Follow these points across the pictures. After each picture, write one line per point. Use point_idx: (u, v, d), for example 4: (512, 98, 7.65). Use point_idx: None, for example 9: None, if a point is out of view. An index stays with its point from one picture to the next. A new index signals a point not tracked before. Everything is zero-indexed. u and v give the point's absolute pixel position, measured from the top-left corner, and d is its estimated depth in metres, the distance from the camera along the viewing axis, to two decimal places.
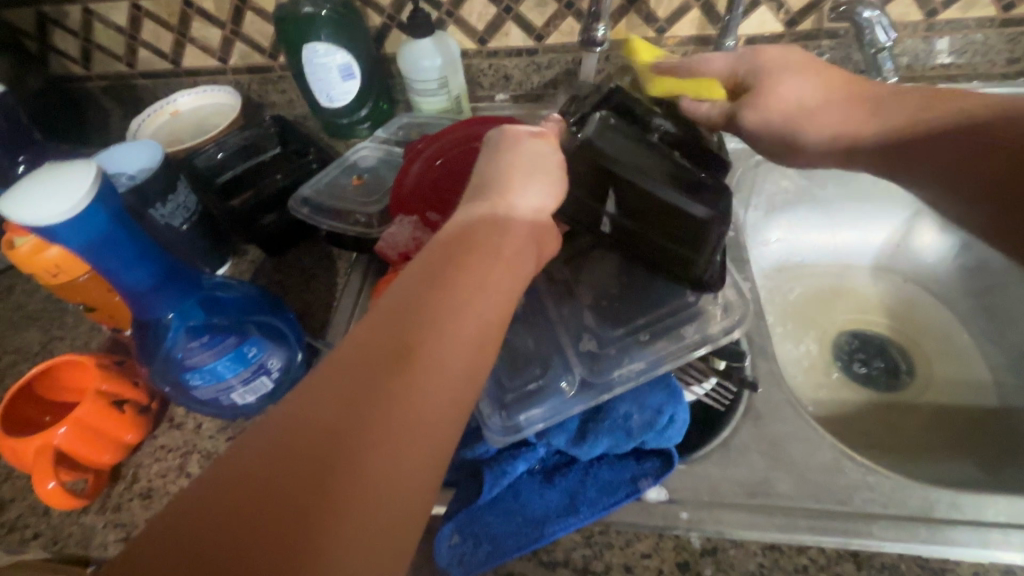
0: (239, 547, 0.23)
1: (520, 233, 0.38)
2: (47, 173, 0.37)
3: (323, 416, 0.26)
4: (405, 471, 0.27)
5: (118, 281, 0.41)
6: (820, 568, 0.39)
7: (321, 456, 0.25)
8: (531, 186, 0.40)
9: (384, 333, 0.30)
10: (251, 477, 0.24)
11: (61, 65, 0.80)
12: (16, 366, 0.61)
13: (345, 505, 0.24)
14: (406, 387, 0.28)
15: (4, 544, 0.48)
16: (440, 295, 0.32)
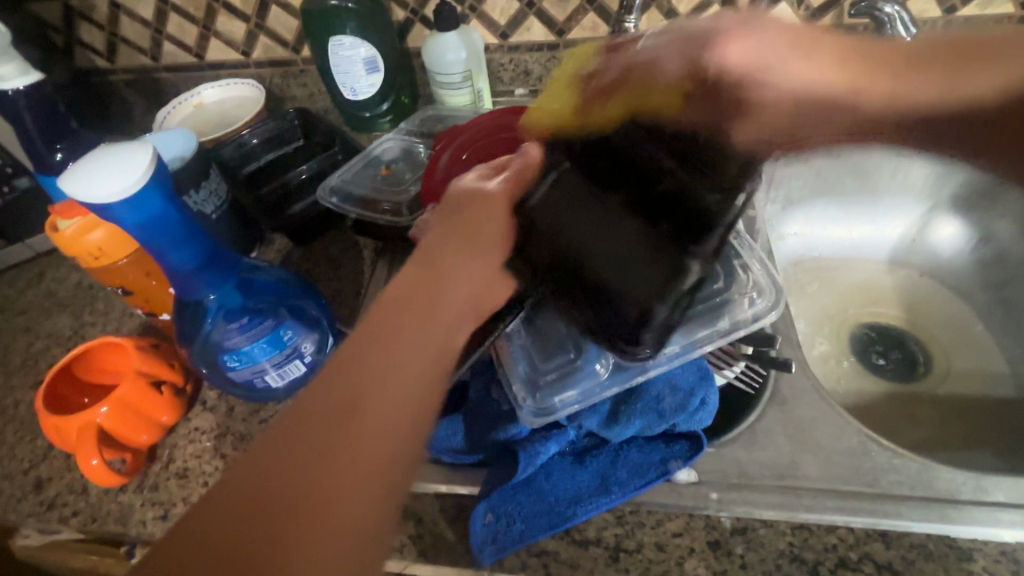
0: None
1: (462, 289, 0.39)
2: (111, 157, 0.38)
3: (276, 471, 0.29)
4: (354, 519, 0.29)
5: (163, 262, 0.43)
6: (849, 547, 0.40)
7: (276, 508, 0.28)
8: (472, 245, 0.41)
9: (332, 388, 0.32)
10: (210, 549, 0.27)
11: (86, 58, 0.81)
12: (49, 351, 0.62)
13: (298, 555, 0.27)
14: (354, 439, 0.31)
15: (45, 520, 0.49)
16: (384, 349, 0.34)
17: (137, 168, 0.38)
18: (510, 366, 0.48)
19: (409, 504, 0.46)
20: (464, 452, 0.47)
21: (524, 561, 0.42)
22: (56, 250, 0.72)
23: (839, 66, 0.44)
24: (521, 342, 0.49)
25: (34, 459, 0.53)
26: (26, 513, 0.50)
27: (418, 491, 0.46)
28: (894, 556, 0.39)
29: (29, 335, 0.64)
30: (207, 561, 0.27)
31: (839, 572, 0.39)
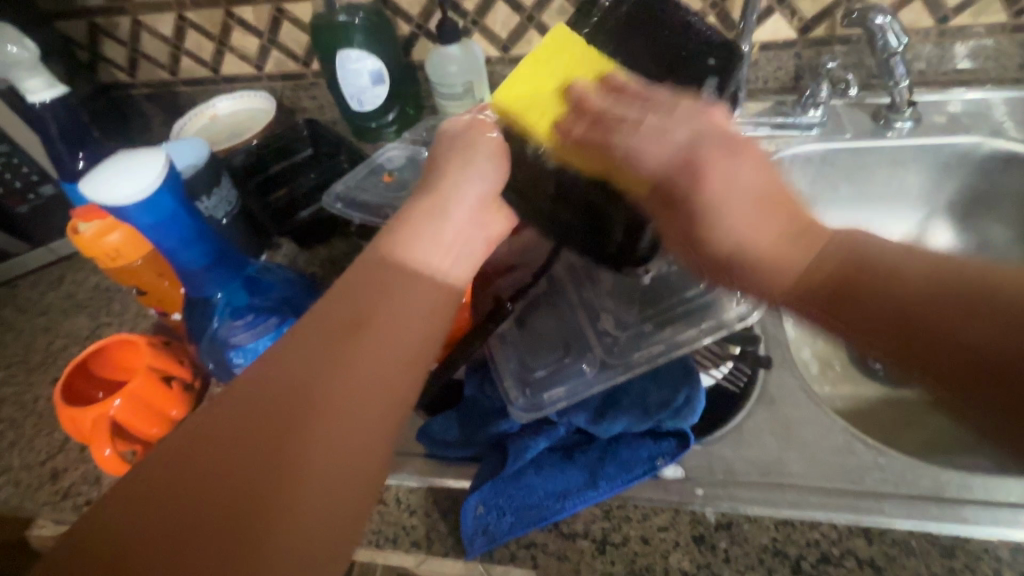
0: (226, 463, 0.31)
1: (457, 219, 0.46)
2: (104, 168, 0.43)
3: (291, 372, 0.35)
4: (359, 415, 0.35)
5: (177, 261, 0.47)
6: (831, 543, 0.40)
7: (292, 399, 0.34)
8: (464, 179, 0.47)
9: (342, 306, 0.38)
10: (233, 428, 0.32)
11: (109, 73, 0.85)
12: (67, 349, 0.65)
13: (308, 436, 0.33)
14: (358, 349, 0.37)
15: (58, 508, 0.52)
16: (386, 275, 0.41)
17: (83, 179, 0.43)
18: (504, 364, 0.50)
19: (405, 496, 0.47)
20: (457, 445, 0.48)
21: (512, 552, 0.43)
22: (76, 254, 0.75)
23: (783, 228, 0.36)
24: (512, 340, 0.52)
25: (52, 451, 0.56)
26: (42, 501, 0.52)
27: (413, 485, 0.48)
28: (875, 551, 0.40)
29: (49, 334, 0.67)
30: (228, 439, 0.32)
31: (821, 566, 0.39)
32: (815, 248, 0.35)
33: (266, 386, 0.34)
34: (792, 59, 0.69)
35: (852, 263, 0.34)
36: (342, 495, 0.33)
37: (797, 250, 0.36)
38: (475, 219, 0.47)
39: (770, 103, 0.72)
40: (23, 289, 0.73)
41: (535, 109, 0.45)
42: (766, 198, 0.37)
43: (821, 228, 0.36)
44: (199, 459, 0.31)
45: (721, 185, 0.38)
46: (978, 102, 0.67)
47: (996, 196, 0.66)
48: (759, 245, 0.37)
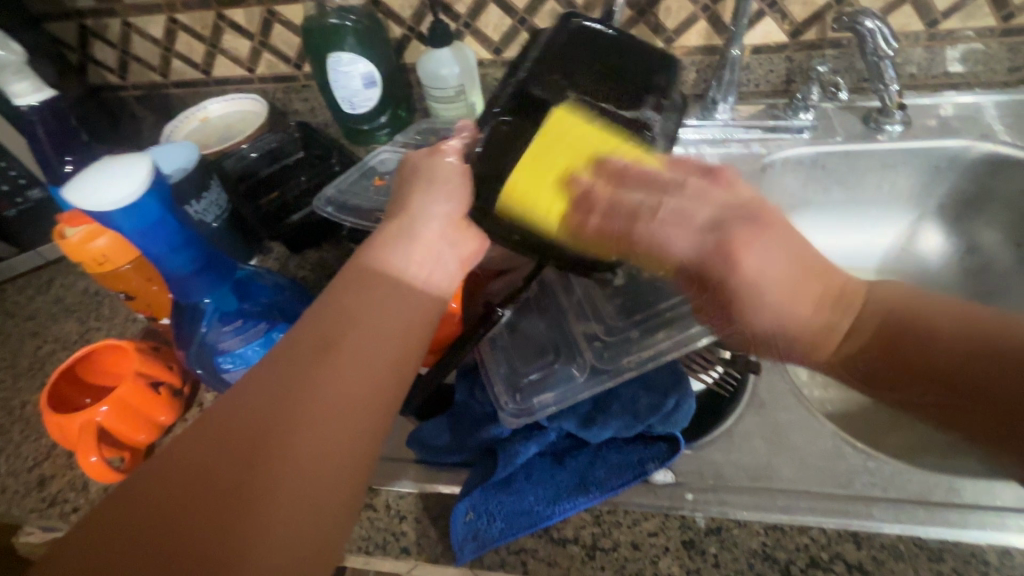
0: (189, 491, 0.30)
1: (427, 239, 0.46)
2: (87, 176, 0.43)
3: (258, 397, 0.34)
4: (330, 438, 0.34)
5: (163, 267, 0.46)
6: (821, 547, 0.40)
7: (259, 424, 0.33)
8: (431, 199, 0.47)
9: (311, 328, 0.38)
10: (196, 456, 0.31)
11: (99, 75, 0.85)
12: (55, 354, 0.65)
13: (276, 461, 0.32)
14: (327, 369, 0.36)
15: (45, 516, 0.51)
16: (357, 295, 0.40)
17: (66, 186, 0.42)
18: (494, 369, 0.50)
19: (395, 501, 0.47)
20: (447, 451, 0.48)
21: (503, 558, 0.43)
22: (65, 258, 0.75)
23: (815, 304, 0.39)
24: (502, 345, 0.52)
25: (38, 457, 0.55)
26: (28, 509, 0.52)
27: (403, 490, 0.47)
28: (864, 556, 0.40)
29: (37, 339, 0.67)
30: (191, 468, 0.31)
31: (810, 571, 0.39)
32: (851, 316, 0.39)
33: (232, 412, 0.33)
34: (784, 62, 0.69)
35: (903, 325, 0.37)
36: (313, 524, 0.31)
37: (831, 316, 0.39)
38: (448, 236, 0.47)
39: (761, 106, 0.72)
40: (11, 293, 0.72)
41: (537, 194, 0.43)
42: (795, 265, 0.39)
43: (852, 286, 0.40)
44: (174, 477, 0.31)
45: (754, 272, 0.38)
46: (968, 104, 0.67)
47: (987, 198, 0.66)
48: (797, 318, 0.39)
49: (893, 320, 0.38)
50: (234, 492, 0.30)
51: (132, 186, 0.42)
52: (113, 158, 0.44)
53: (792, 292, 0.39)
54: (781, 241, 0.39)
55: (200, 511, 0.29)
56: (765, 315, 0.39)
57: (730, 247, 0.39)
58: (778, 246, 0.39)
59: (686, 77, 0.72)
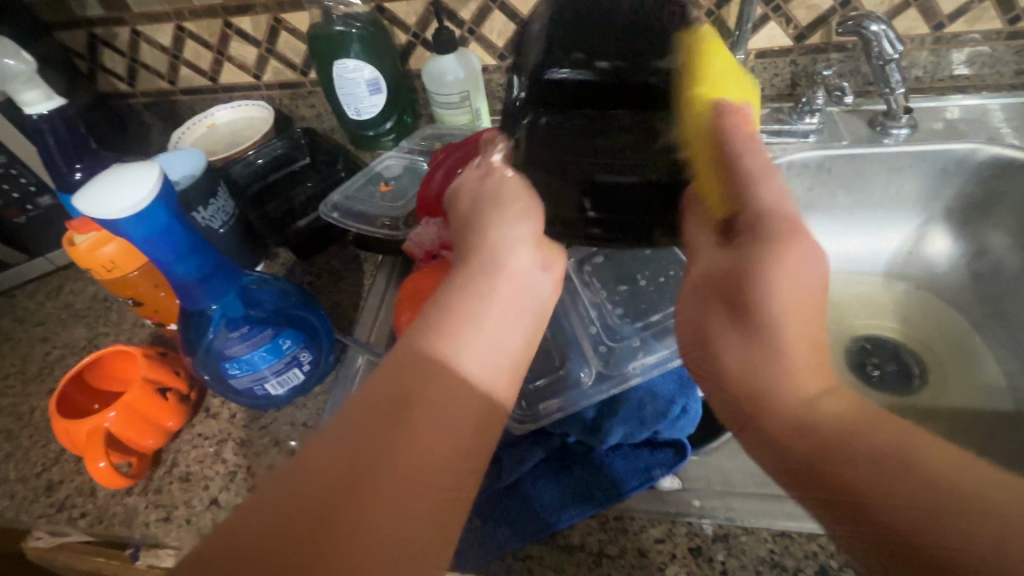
0: (265, 560, 0.28)
1: (513, 267, 0.43)
2: (99, 184, 0.43)
3: (336, 459, 0.32)
4: (410, 510, 0.31)
5: (170, 274, 0.46)
6: (829, 555, 0.40)
7: (339, 490, 0.31)
8: (511, 222, 0.45)
9: (389, 381, 0.35)
10: (270, 524, 0.29)
11: (109, 83, 0.86)
12: (64, 359, 0.65)
13: (356, 534, 0.30)
14: (405, 432, 0.33)
15: (54, 521, 0.51)
16: (437, 344, 0.38)
17: (79, 193, 0.43)
18: None
19: None
20: None
21: (509, 566, 0.42)
22: (74, 264, 0.76)
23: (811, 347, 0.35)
24: None
25: (47, 463, 0.56)
26: (37, 514, 0.52)
27: None
28: None
29: (47, 344, 0.67)
30: (267, 535, 0.29)
31: None
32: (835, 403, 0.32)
33: (308, 474, 0.31)
34: (788, 66, 0.69)
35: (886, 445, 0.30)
36: None
37: (824, 399, 0.33)
38: (532, 264, 0.44)
39: (766, 110, 0.72)
40: (21, 299, 0.73)
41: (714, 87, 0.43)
42: (800, 330, 0.35)
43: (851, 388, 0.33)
44: (250, 537, 0.29)
45: (789, 277, 0.35)
46: (974, 107, 0.67)
47: (996, 200, 0.65)
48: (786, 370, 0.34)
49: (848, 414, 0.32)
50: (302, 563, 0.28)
51: (134, 195, 0.41)
52: (122, 166, 0.45)
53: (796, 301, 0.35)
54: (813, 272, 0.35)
55: None
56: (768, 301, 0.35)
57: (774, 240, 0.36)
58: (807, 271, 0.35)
59: None
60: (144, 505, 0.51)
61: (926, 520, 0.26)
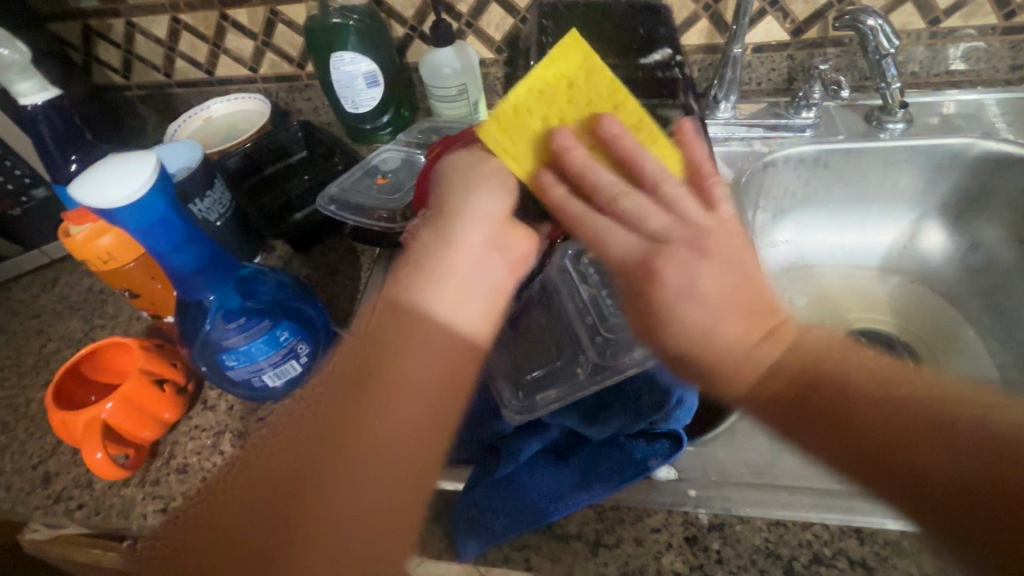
0: (257, 504, 0.36)
1: (474, 245, 0.41)
2: (95, 175, 0.43)
3: (314, 427, 0.38)
4: (370, 475, 0.35)
5: (167, 264, 0.46)
6: (824, 543, 0.40)
7: (312, 453, 0.36)
8: (475, 198, 0.42)
9: (357, 359, 0.39)
10: (264, 478, 0.36)
11: (103, 75, 0.85)
12: (60, 352, 0.65)
13: (323, 491, 0.35)
14: (368, 405, 0.37)
15: (51, 512, 0.51)
16: (396, 324, 0.39)
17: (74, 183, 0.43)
18: (496, 364, 0.51)
19: None
20: (451, 448, 0.48)
21: (506, 554, 0.43)
22: (70, 257, 0.75)
23: (746, 323, 0.35)
24: (506, 340, 0.53)
25: (43, 454, 0.56)
26: (34, 506, 0.52)
27: None
28: (867, 552, 0.40)
29: (42, 337, 0.67)
30: (261, 486, 0.36)
31: (813, 567, 0.39)
32: (773, 353, 0.35)
33: (291, 439, 0.38)
34: (785, 61, 0.69)
35: (815, 378, 0.33)
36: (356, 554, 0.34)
37: (762, 352, 0.35)
38: (500, 241, 0.42)
39: (764, 104, 0.72)
40: (16, 292, 0.73)
41: (520, 134, 0.41)
42: (731, 298, 0.36)
43: (787, 329, 0.36)
44: (251, 486, 0.37)
45: (683, 287, 0.36)
46: (969, 102, 0.67)
47: (990, 195, 0.66)
48: (723, 346, 0.35)
49: (802, 376, 0.34)
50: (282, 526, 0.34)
51: (130, 184, 0.42)
52: (120, 156, 0.44)
53: (720, 294, 0.36)
54: (726, 264, 0.37)
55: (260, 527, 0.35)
56: (695, 314, 0.36)
57: (667, 255, 0.37)
58: (723, 268, 0.37)
59: (687, 75, 0.72)
60: (138, 497, 0.51)
61: (897, 442, 0.30)
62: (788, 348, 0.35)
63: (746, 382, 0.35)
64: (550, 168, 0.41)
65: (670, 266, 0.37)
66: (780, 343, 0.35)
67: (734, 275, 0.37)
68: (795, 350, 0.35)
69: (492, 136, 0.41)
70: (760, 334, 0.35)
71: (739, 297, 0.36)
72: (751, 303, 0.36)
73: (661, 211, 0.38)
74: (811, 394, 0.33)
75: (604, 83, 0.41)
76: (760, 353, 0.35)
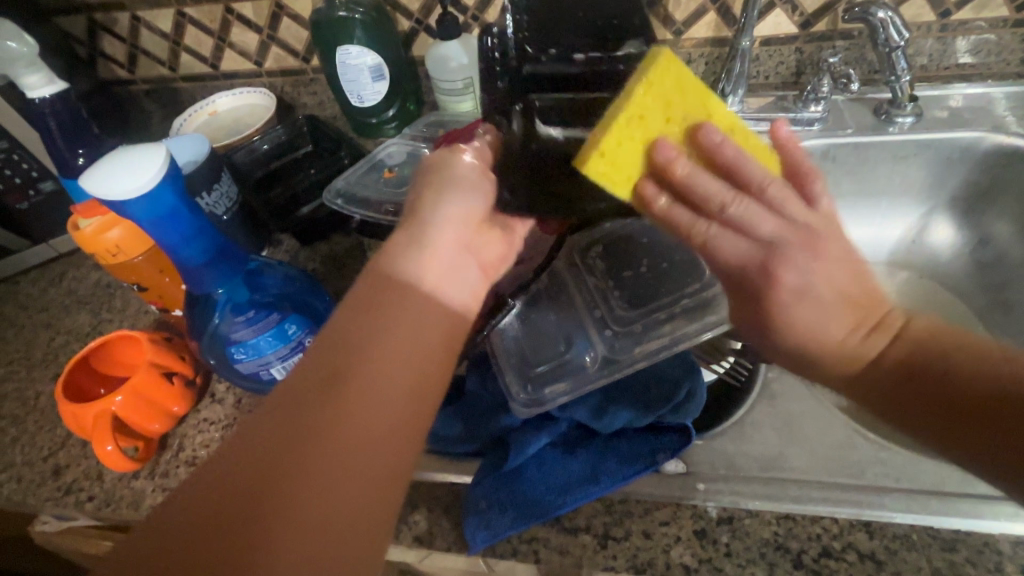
0: (189, 535, 0.29)
1: (450, 243, 0.42)
2: (108, 167, 0.43)
3: (266, 435, 0.32)
4: (344, 480, 0.31)
5: (176, 258, 0.46)
6: (833, 537, 0.40)
7: (267, 464, 0.31)
8: (453, 199, 0.44)
9: (324, 356, 0.35)
10: (197, 501, 0.30)
11: (108, 69, 0.85)
12: (68, 345, 0.65)
13: (283, 506, 0.30)
14: (340, 403, 0.33)
15: (62, 504, 0.52)
16: (372, 316, 0.37)
17: (85, 176, 0.43)
18: (504, 356, 0.51)
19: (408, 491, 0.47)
20: (459, 441, 0.48)
21: (514, 547, 0.43)
22: (77, 251, 0.76)
23: (853, 316, 0.37)
24: (514, 335, 0.53)
25: (53, 447, 0.56)
26: (44, 497, 0.52)
27: (417, 480, 0.48)
28: (877, 545, 0.40)
29: (50, 331, 0.67)
30: (195, 511, 0.29)
31: (822, 560, 0.39)
32: (884, 341, 0.36)
33: (238, 451, 0.31)
34: (794, 54, 0.69)
35: (929, 357, 0.34)
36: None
37: (871, 342, 0.36)
38: (471, 241, 0.44)
39: (771, 98, 0.71)
40: (24, 286, 0.73)
41: (629, 154, 0.39)
42: (837, 293, 0.37)
43: (892, 320, 0.37)
44: (179, 514, 0.29)
45: (794, 289, 0.37)
46: (977, 96, 0.67)
47: (997, 190, 0.65)
48: (830, 340, 0.37)
49: (915, 359, 0.35)
50: (239, 537, 0.28)
51: (145, 174, 0.42)
52: (131, 148, 0.44)
53: (825, 287, 0.37)
54: (837, 264, 0.38)
55: (193, 560, 0.28)
56: (808, 317, 0.37)
57: (780, 255, 0.38)
58: (833, 268, 0.38)
59: (695, 69, 0.72)
60: (147, 490, 0.51)
61: (999, 422, 0.31)
62: (900, 334, 0.36)
63: (858, 372, 0.36)
64: (656, 182, 0.40)
65: (778, 266, 0.38)
66: (887, 331, 0.36)
67: (847, 271, 0.38)
68: (904, 337, 0.36)
69: (599, 167, 0.39)
70: (864, 326, 0.37)
71: (852, 295, 0.38)
72: (862, 303, 0.37)
73: (774, 212, 0.39)
74: (912, 383, 0.34)
75: (697, 92, 0.41)
76: (867, 349, 0.36)
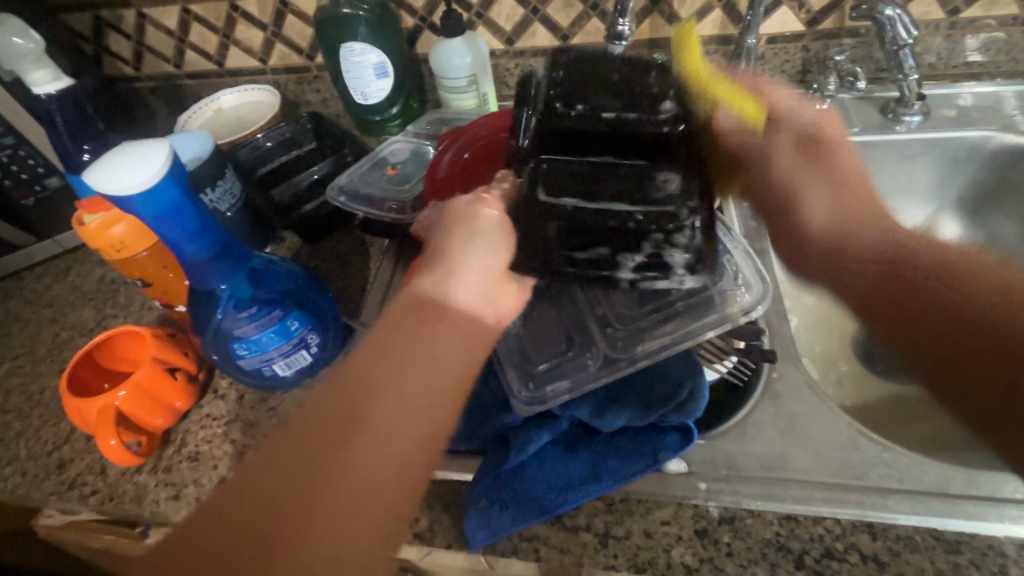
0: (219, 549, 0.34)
1: (462, 299, 0.43)
2: (111, 162, 0.43)
3: (289, 465, 0.36)
4: (348, 520, 0.35)
5: (180, 253, 0.46)
6: (835, 538, 0.40)
7: (286, 494, 0.35)
8: (472, 250, 0.44)
9: (343, 396, 0.38)
10: (228, 519, 0.35)
11: (113, 66, 0.85)
12: (72, 341, 0.66)
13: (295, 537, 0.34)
14: (351, 446, 0.36)
15: (66, 498, 0.52)
16: (385, 363, 0.40)
17: (89, 171, 0.43)
18: (506, 354, 0.51)
19: None
20: (460, 440, 0.48)
21: (515, 545, 0.43)
22: (82, 246, 0.76)
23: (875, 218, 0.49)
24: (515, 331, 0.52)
25: (57, 442, 0.56)
26: (49, 491, 0.53)
27: None
28: (880, 547, 0.39)
29: (55, 326, 0.68)
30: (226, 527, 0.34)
31: (824, 561, 0.39)
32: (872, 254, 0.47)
33: (263, 478, 0.36)
34: (800, 52, 0.68)
35: (910, 293, 0.45)
36: None
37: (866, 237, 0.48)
38: (486, 295, 0.45)
39: None
40: (30, 282, 0.74)
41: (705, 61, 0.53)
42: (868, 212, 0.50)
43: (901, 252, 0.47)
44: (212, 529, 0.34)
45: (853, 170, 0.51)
46: (987, 94, 0.66)
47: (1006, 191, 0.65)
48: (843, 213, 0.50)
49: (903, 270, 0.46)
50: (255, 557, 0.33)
51: (147, 165, 0.42)
52: (135, 143, 0.44)
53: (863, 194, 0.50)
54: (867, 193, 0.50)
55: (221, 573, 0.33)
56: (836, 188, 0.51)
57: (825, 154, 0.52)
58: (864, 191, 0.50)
59: None
60: (151, 484, 0.51)
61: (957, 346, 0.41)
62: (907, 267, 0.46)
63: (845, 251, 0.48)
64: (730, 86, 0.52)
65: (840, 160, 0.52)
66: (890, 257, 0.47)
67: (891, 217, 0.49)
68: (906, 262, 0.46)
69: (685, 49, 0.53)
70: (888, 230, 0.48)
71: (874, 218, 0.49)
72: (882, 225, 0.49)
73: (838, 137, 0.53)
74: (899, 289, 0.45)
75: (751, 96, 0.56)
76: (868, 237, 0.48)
